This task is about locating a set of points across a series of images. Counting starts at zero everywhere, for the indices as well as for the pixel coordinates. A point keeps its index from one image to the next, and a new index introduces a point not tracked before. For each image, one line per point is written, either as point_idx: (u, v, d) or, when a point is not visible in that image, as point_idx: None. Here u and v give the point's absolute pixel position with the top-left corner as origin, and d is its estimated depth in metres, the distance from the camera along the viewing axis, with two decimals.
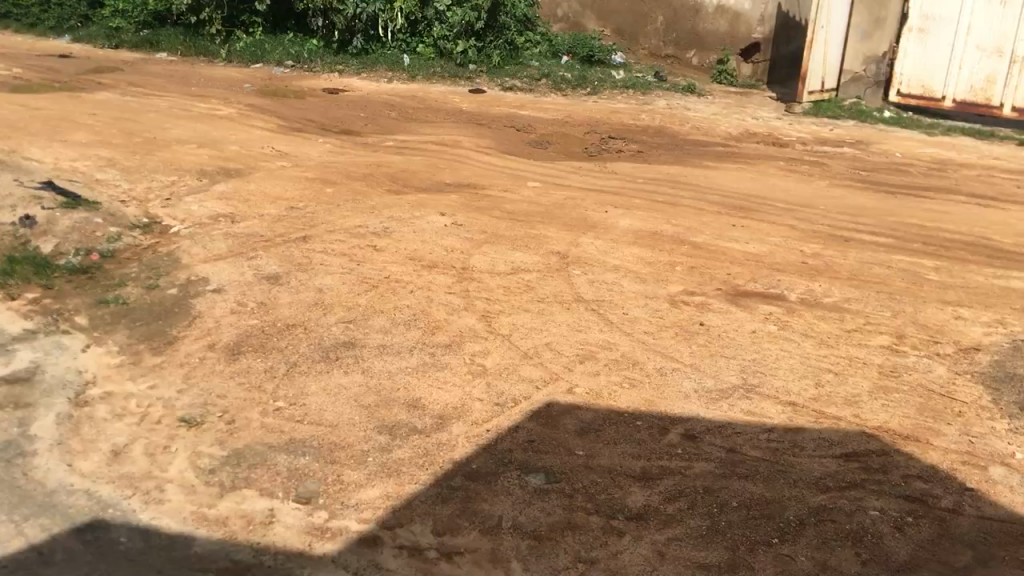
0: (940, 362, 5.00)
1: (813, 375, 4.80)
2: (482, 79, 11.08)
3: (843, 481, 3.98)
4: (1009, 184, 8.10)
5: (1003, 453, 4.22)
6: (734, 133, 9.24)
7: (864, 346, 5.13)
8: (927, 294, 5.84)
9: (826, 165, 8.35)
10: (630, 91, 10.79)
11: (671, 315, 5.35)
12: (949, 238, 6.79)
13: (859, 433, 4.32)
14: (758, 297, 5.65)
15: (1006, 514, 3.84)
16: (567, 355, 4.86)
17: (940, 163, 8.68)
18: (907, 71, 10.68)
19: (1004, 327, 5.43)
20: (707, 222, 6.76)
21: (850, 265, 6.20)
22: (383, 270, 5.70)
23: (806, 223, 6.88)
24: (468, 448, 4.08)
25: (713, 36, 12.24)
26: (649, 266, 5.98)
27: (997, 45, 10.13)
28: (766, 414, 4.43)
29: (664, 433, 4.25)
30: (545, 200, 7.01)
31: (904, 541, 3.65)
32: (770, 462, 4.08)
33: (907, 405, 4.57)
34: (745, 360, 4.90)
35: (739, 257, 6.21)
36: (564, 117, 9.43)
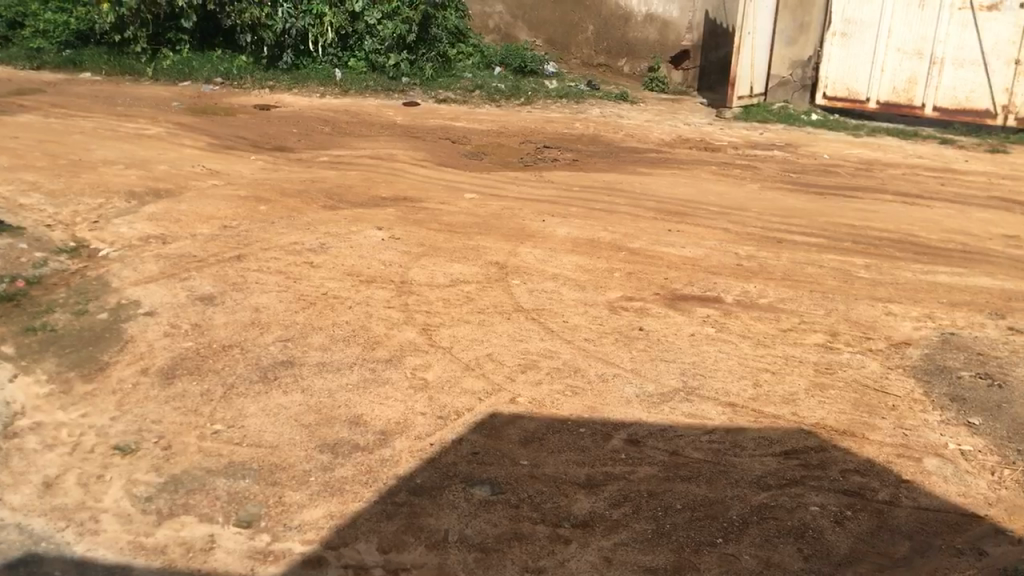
0: (873, 358, 5.12)
1: (751, 375, 4.88)
2: (416, 92, 11.07)
3: (783, 478, 4.05)
4: (933, 182, 8.34)
5: (936, 444, 4.34)
6: (667, 140, 9.37)
7: (799, 345, 5.23)
8: (859, 291, 5.97)
9: (757, 169, 8.51)
10: (564, 100, 10.87)
11: (611, 321, 5.39)
12: (878, 236, 6.97)
13: (798, 430, 4.40)
14: (695, 300, 5.73)
15: (941, 503, 3.95)
16: (509, 364, 4.87)
17: (866, 163, 8.91)
18: (832, 75, 10.97)
19: (933, 321, 5.58)
20: (644, 228, 6.84)
21: (783, 265, 6.33)
22: (321, 286, 5.64)
23: (740, 226, 6.99)
24: (411, 463, 4.05)
25: (643, 44, 12.40)
26: (588, 273, 6.03)
27: (917, 47, 10.46)
28: (707, 415, 4.49)
29: (607, 439, 4.27)
30: (482, 211, 7.02)
31: (844, 535, 3.73)
32: (711, 463, 4.14)
33: (842, 401, 4.67)
34: (685, 363, 4.96)
35: (676, 261, 6.29)
36: (498, 127, 9.45)
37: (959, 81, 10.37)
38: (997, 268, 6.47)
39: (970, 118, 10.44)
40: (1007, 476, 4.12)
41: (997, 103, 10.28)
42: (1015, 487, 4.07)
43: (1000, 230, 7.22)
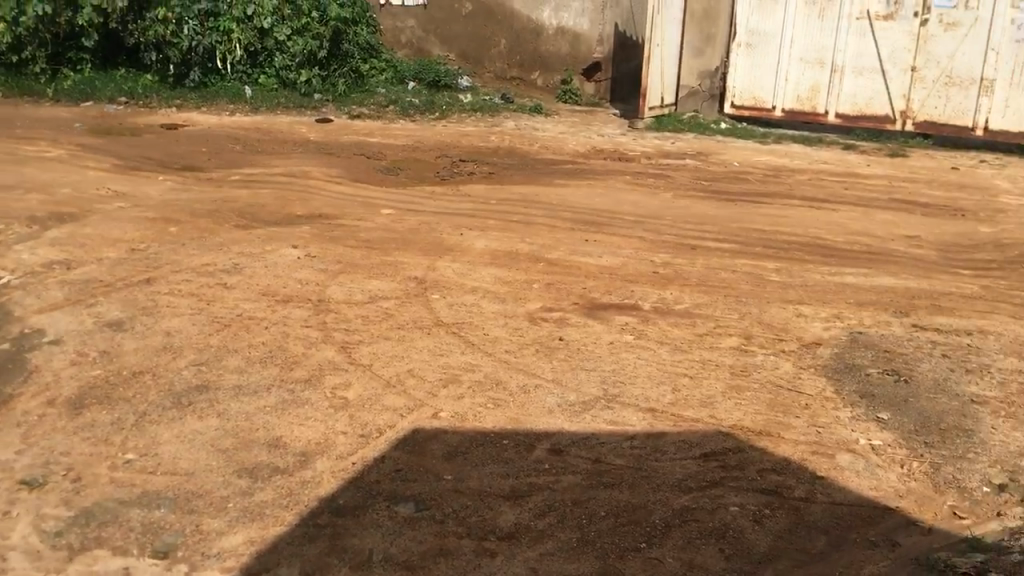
0: (786, 359, 5.26)
1: (670, 380, 4.96)
2: (329, 108, 10.98)
3: (703, 480, 4.13)
4: (838, 187, 8.64)
5: (848, 440, 4.48)
6: (581, 151, 9.49)
7: (715, 349, 5.34)
8: (771, 294, 6.14)
9: (670, 178, 8.68)
10: (478, 114, 10.91)
11: (532, 332, 5.42)
12: (787, 240, 7.18)
13: (716, 433, 4.49)
14: (613, 309, 5.81)
15: (855, 497, 4.08)
16: (431, 380, 4.85)
17: (774, 169, 9.16)
18: (739, 84, 11.27)
19: (841, 321, 5.77)
20: (561, 239, 6.91)
21: (698, 272, 6.46)
22: (235, 307, 5.53)
23: (655, 235, 7.11)
24: (333, 483, 4.00)
25: (555, 57, 12.53)
26: (507, 285, 6.05)
27: (818, 57, 10.86)
28: (627, 422, 4.54)
29: (530, 449, 4.29)
30: (400, 227, 7.00)
31: (763, 533, 3.81)
32: (633, 468, 4.19)
33: (757, 402, 4.79)
34: (604, 370, 5.02)
35: (594, 271, 6.36)
36: (414, 142, 9.42)
37: (859, 88, 10.77)
38: (899, 268, 6.72)
39: (870, 124, 10.83)
40: (916, 468, 4.28)
41: (895, 109, 10.69)
42: (924, 478, 4.22)
43: (901, 231, 7.51)
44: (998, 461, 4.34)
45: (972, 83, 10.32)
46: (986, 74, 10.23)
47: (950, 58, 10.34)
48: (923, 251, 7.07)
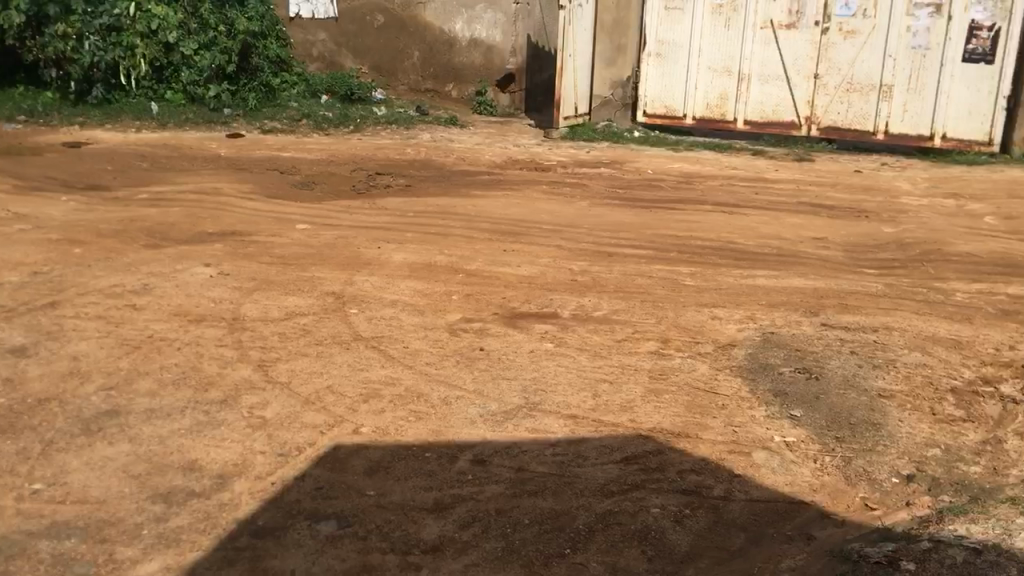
0: (702, 361, 5.37)
1: (590, 387, 5.01)
2: (240, 123, 10.81)
3: (625, 483, 4.18)
4: (748, 192, 8.86)
5: (763, 438, 4.59)
6: (498, 161, 9.53)
7: (633, 354, 5.43)
8: (686, 298, 6.26)
9: (585, 187, 8.78)
10: (393, 126, 10.89)
11: (452, 343, 5.42)
12: (701, 245, 7.34)
13: (635, 436, 4.55)
14: (533, 317, 5.84)
15: (770, 493, 4.18)
16: (350, 396, 4.80)
17: (687, 176, 9.36)
18: (651, 93, 11.48)
19: (754, 322, 5.92)
20: (479, 250, 6.92)
21: (615, 278, 6.55)
22: (146, 329, 5.39)
23: (572, 243, 7.19)
24: (252, 505, 3.93)
25: (468, 68, 12.59)
26: (426, 297, 6.04)
27: (726, 66, 11.15)
28: (549, 429, 4.57)
29: (453, 461, 4.29)
30: (316, 242, 6.92)
31: (684, 533, 3.88)
32: (556, 476, 4.22)
33: (675, 404, 4.87)
34: (525, 379, 5.04)
35: (512, 280, 6.40)
36: (328, 156, 9.33)
37: (765, 95, 11.10)
38: (808, 269, 6.93)
39: (778, 130, 11.16)
40: (828, 463, 4.41)
41: (801, 115, 11.05)
42: (836, 472, 4.36)
43: (809, 233, 7.75)
44: (906, 452, 4.51)
45: (872, 88, 10.74)
46: (885, 80, 10.67)
47: (850, 64, 10.74)
48: (830, 252, 7.31)
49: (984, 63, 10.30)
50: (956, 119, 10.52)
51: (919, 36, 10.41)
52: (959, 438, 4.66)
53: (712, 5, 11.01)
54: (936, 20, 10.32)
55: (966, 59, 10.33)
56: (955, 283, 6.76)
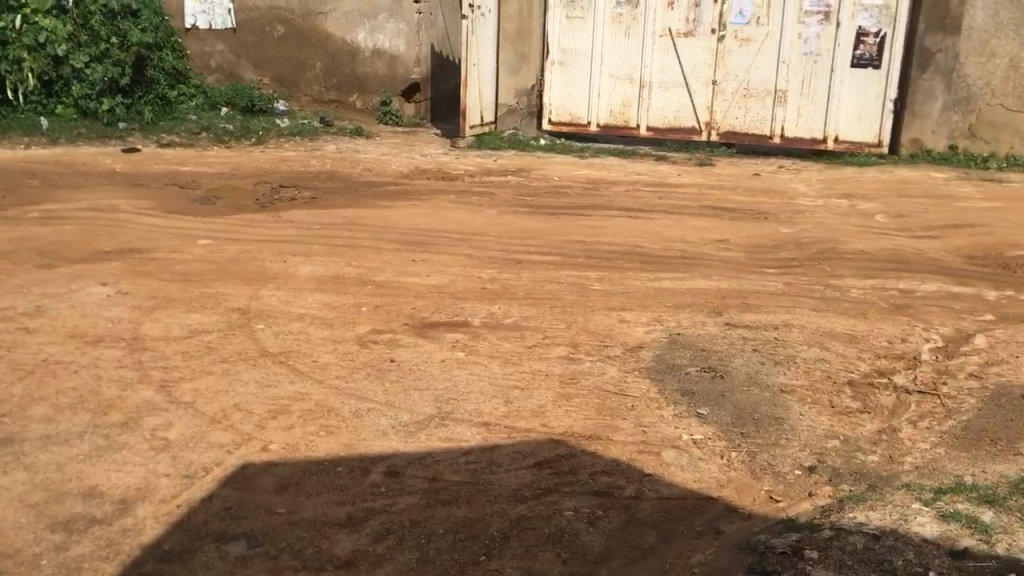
0: (611, 364, 5.45)
1: (502, 393, 5.03)
2: (135, 137, 10.51)
3: (538, 488, 4.22)
4: (652, 197, 9.04)
5: (672, 437, 4.69)
6: (405, 172, 9.50)
7: (544, 359, 5.48)
8: (595, 303, 6.35)
9: (493, 195, 8.82)
10: (296, 137, 10.77)
11: (361, 355, 5.38)
12: (608, 250, 7.46)
13: (548, 441, 4.59)
14: (444, 327, 5.84)
15: (680, 491, 4.28)
16: (258, 413, 4.71)
17: (593, 183, 9.49)
18: (555, 101, 11.61)
19: (662, 323, 6.05)
20: (388, 260, 6.89)
21: (524, 285, 6.60)
22: (39, 352, 5.19)
23: (481, 251, 7.22)
24: (158, 528, 3.83)
25: (373, 79, 12.50)
26: (335, 310, 5.98)
27: (627, 74, 11.37)
28: (462, 437, 4.58)
29: (366, 474, 4.25)
30: (219, 257, 6.78)
31: (597, 533, 3.94)
32: (470, 483, 4.22)
33: (586, 408, 4.94)
34: (437, 389, 5.04)
35: (422, 290, 6.38)
36: (230, 169, 9.15)
37: (666, 102, 11.36)
38: (711, 270, 7.11)
39: (679, 135, 11.41)
40: (734, 458, 4.54)
41: (701, 121, 11.33)
42: (742, 467, 4.48)
43: (711, 235, 7.95)
44: (807, 444, 4.66)
45: (768, 94, 11.09)
46: (779, 86, 11.03)
47: (746, 71, 11.08)
48: (732, 254, 7.52)
49: (871, 68, 10.76)
50: (848, 122, 10.94)
51: (810, 43, 10.82)
52: (856, 428, 4.85)
53: (613, 14, 11.23)
54: (825, 27, 10.75)
55: (854, 65, 10.78)
56: (850, 280, 7.03)
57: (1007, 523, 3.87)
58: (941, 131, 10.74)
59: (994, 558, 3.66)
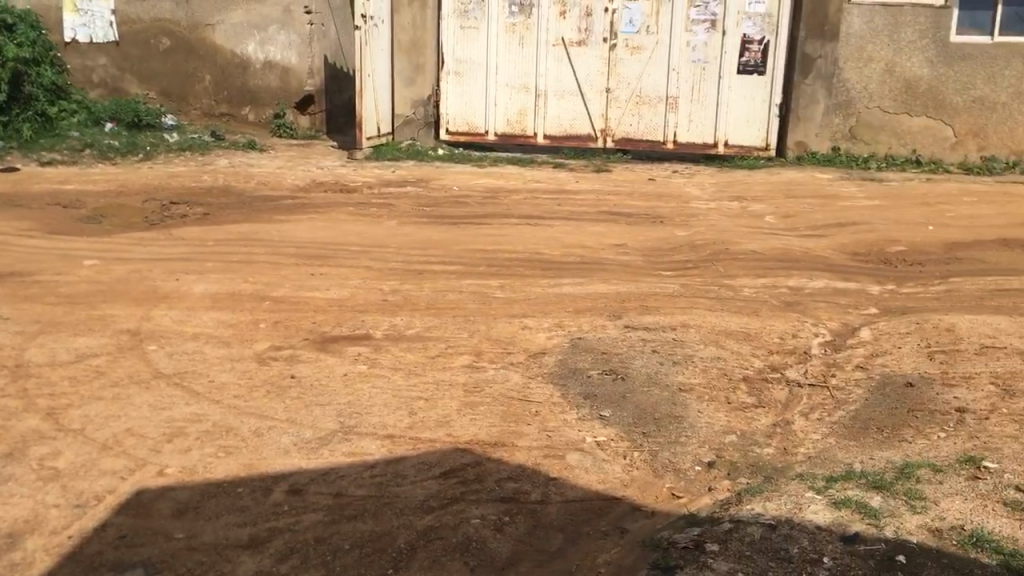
0: (515, 371, 5.49)
1: (406, 405, 5.00)
2: (13, 156, 10.06)
3: (445, 498, 4.21)
4: (551, 204, 9.15)
5: (576, 440, 4.75)
6: (301, 185, 9.37)
7: (448, 368, 5.48)
8: (497, 311, 6.39)
9: (393, 206, 8.78)
10: (187, 152, 10.50)
11: (260, 373, 5.27)
12: (508, 257, 7.51)
13: (454, 450, 4.59)
14: (345, 340, 5.79)
15: (585, 492, 4.34)
16: (153, 436, 4.57)
17: (492, 191, 9.54)
18: (452, 111, 11.66)
19: (563, 328, 6.12)
20: (286, 275, 6.78)
21: (426, 296, 6.59)
22: None
23: (381, 263, 7.17)
24: (48, 562, 3.69)
25: (265, 91, 12.29)
26: (232, 328, 5.86)
27: (522, 83, 11.49)
28: (366, 451, 4.54)
29: (268, 493, 4.17)
30: (107, 278, 6.55)
31: (504, 540, 3.96)
32: (375, 497, 4.19)
33: (491, 415, 4.96)
34: (339, 403, 4.98)
35: (322, 304, 6.31)
36: (117, 187, 8.85)
37: (562, 110, 11.51)
38: (610, 275, 7.24)
39: (575, 143, 11.58)
40: (637, 458, 4.63)
41: (596, 128, 11.52)
42: (645, 466, 4.58)
43: (609, 240, 8.09)
44: (706, 440, 4.79)
45: (660, 101, 11.36)
46: (670, 92, 11.31)
47: (638, 79, 11.33)
48: (630, 258, 7.67)
49: (757, 74, 11.14)
50: (736, 127, 11.30)
51: (698, 51, 11.15)
52: (753, 423, 5.01)
53: (506, 24, 11.34)
54: (712, 35, 11.09)
55: (741, 71, 11.15)
56: (742, 279, 7.26)
57: (894, 507, 4.06)
58: (824, 134, 11.18)
59: (883, 541, 3.83)
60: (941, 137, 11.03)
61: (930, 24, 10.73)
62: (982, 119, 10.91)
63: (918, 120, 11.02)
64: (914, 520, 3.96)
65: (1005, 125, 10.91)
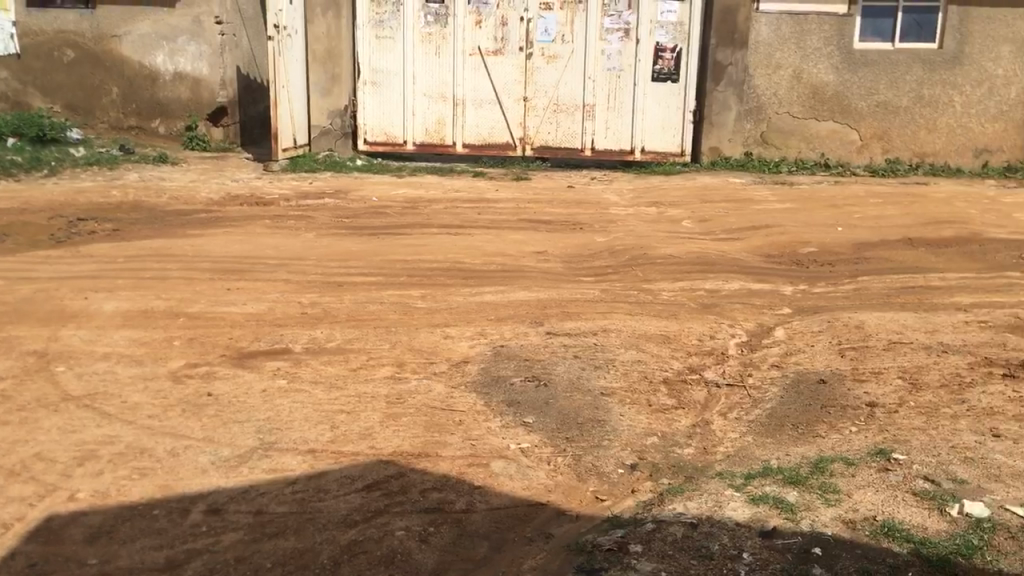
0: (438, 381, 5.47)
1: (327, 419, 4.94)
2: None
3: (369, 511, 4.18)
4: (471, 213, 9.16)
5: (500, 447, 4.76)
6: (215, 199, 9.18)
7: (370, 381, 5.43)
8: (418, 321, 6.37)
9: (311, 218, 8.67)
10: (94, 167, 10.19)
11: (175, 392, 5.14)
12: (429, 267, 7.49)
13: (377, 462, 4.55)
14: (263, 355, 5.69)
15: (510, 499, 4.35)
16: (63, 460, 4.42)
17: (412, 202, 9.50)
18: (370, 121, 11.57)
19: (485, 337, 6.13)
20: (201, 290, 6.64)
21: (346, 307, 6.53)
22: None
23: (299, 276, 7.08)
24: None
25: (175, 103, 12.01)
26: (145, 346, 5.71)
27: (440, 92, 11.49)
28: (287, 467, 4.47)
29: (186, 514, 4.08)
30: (11, 298, 6.32)
31: (429, 551, 3.95)
32: (297, 513, 4.13)
33: (414, 426, 4.93)
34: (259, 420, 4.89)
35: (239, 319, 6.19)
36: (20, 204, 8.53)
37: (480, 119, 11.54)
38: (530, 282, 7.28)
39: (495, 152, 11.62)
40: (560, 463, 4.66)
41: (515, 136, 11.58)
42: (568, 470, 4.61)
43: (530, 248, 8.13)
44: (628, 443, 4.86)
45: (577, 108, 11.48)
46: (586, 100, 11.45)
47: (554, 87, 11.43)
48: (550, 264, 7.73)
49: (670, 81, 11.36)
50: (652, 133, 11.49)
51: (612, 59, 11.30)
52: (673, 424, 5.09)
53: (422, 33, 11.33)
54: (626, 43, 11.26)
55: (655, 79, 11.35)
56: (661, 283, 7.38)
57: (809, 501, 4.18)
58: (736, 140, 11.45)
59: (799, 534, 3.94)
60: (847, 141, 11.42)
61: (834, 31, 11.10)
62: (886, 122, 11.32)
63: (826, 125, 11.39)
64: (828, 513, 4.08)
65: (907, 128, 11.33)
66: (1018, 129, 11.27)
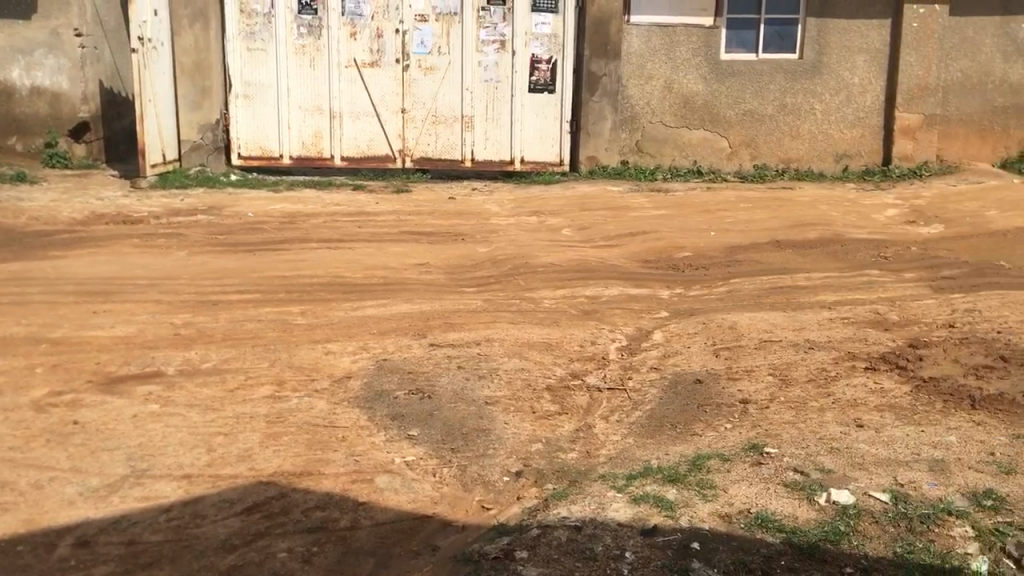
0: (319, 398, 5.38)
1: (204, 442, 4.79)
2: None
3: (249, 534, 4.07)
4: (351, 226, 9.06)
5: (384, 462, 4.72)
6: (79, 218, 8.79)
7: (248, 401, 5.29)
8: (298, 337, 6.26)
9: (182, 236, 8.40)
10: None
11: (39, 422, 4.89)
12: (308, 283, 7.37)
13: (257, 484, 4.44)
14: (133, 379, 5.47)
15: (395, 514, 4.31)
16: None
17: (290, 216, 9.33)
18: (243, 135, 11.31)
19: (367, 351, 6.07)
20: (65, 314, 6.35)
21: (222, 327, 6.35)
22: None
23: (172, 296, 6.85)
24: None
25: (33, 120, 11.45)
26: (4, 375, 5.41)
27: (315, 105, 11.33)
28: (161, 494, 4.31)
29: (53, 549, 3.89)
30: None
31: (313, 571, 3.88)
32: (173, 541, 3.99)
33: (295, 444, 4.83)
34: (130, 446, 4.70)
35: (107, 343, 5.95)
36: None
37: (358, 131, 11.43)
38: (413, 294, 7.25)
39: (374, 164, 11.52)
40: (445, 474, 4.65)
41: (394, 149, 11.51)
42: (453, 481, 4.61)
43: (411, 260, 8.10)
44: (512, 451, 4.89)
45: (455, 120, 11.52)
46: (465, 111, 11.49)
47: (432, 99, 11.45)
48: (432, 276, 7.72)
49: (546, 92, 11.54)
50: (530, 144, 11.63)
51: (489, 70, 11.40)
52: (556, 430, 5.15)
53: (296, 46, 11.16)
54: (502, 55, 11.38)
55: (532, 90, 11.51)
56: (542, 291, 7.47)
57: (687, 497, 4.30)
58: (612, 149, 11.70)
59: (679, 530, 4.05)
60: (717, 148, 11.83)
61: (701, 43, 11.52)
62: (753, 130, 11.78)
63: (697, 133, 11.77)
64: (705, 508, 4.21)
65: (773, 135, 11.81)
66: (875, 134, 11.90)
